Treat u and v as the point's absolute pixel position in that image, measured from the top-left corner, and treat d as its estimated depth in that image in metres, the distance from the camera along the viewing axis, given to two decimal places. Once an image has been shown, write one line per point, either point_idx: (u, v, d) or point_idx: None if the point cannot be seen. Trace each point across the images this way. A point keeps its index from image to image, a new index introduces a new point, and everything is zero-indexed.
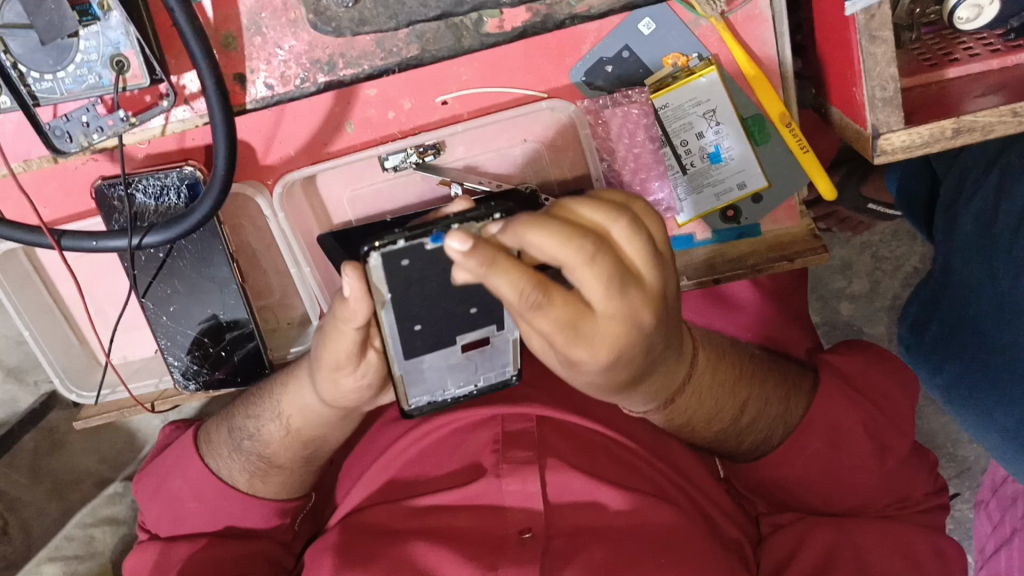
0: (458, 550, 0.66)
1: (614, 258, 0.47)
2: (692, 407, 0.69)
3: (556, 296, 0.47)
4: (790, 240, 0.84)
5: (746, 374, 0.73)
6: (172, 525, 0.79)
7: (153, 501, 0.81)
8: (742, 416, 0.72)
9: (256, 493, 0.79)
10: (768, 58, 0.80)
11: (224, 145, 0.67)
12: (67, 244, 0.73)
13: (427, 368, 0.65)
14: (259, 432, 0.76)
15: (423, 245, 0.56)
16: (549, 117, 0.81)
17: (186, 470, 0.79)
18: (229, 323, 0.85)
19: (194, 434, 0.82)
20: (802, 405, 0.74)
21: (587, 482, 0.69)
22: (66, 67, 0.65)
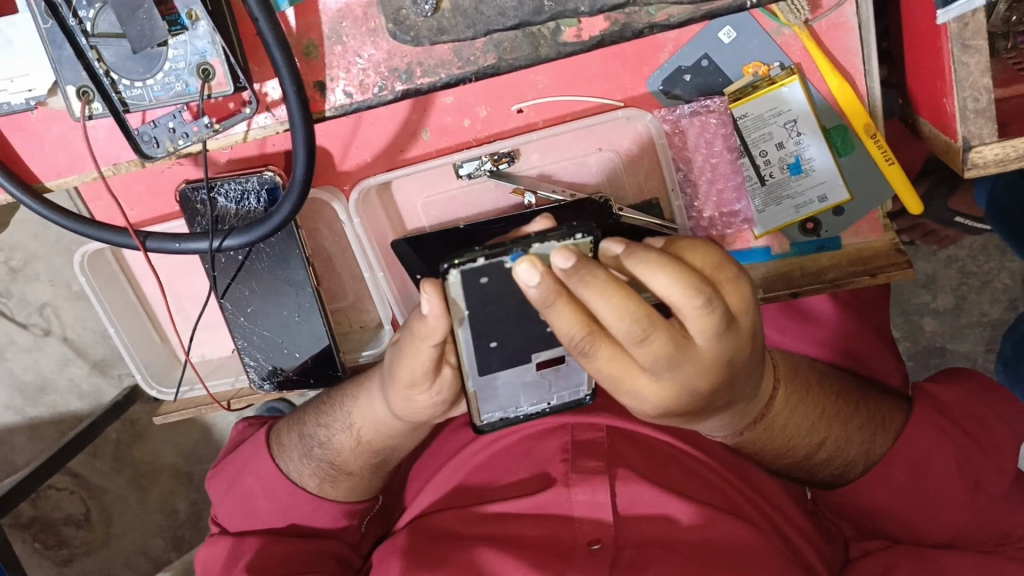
0: (527, 558, 0.66)
1: (669, 336, 0.49)
2: (767, 437, 0.68)
3: (603, 347, 0.51)
4: (872, 254, 0.81)
5: (831, 405, 0.71)
6: (243, 521, 0.80)
7: (225, 497, 0.82)
8: (822, 447, 0.71)
9: (326, 496, 0.80)
10: (853, 67, 0.77)
11: (304, 148, 0.68)
12: (152, 246, 0.75)
13: (501, 385, 0.66)
14: (330, 441, 0.77)
15: (503, 263, 0.55)
16: (625, 125, 0.80)
17: (258, 469, 0.81)
18: (304, 327, 0.86)
19: (267, 433, 0.84)
20: (888, 443, 0.71)
21: (658, 495, 0.68)
22: (155, 75, 0.67)
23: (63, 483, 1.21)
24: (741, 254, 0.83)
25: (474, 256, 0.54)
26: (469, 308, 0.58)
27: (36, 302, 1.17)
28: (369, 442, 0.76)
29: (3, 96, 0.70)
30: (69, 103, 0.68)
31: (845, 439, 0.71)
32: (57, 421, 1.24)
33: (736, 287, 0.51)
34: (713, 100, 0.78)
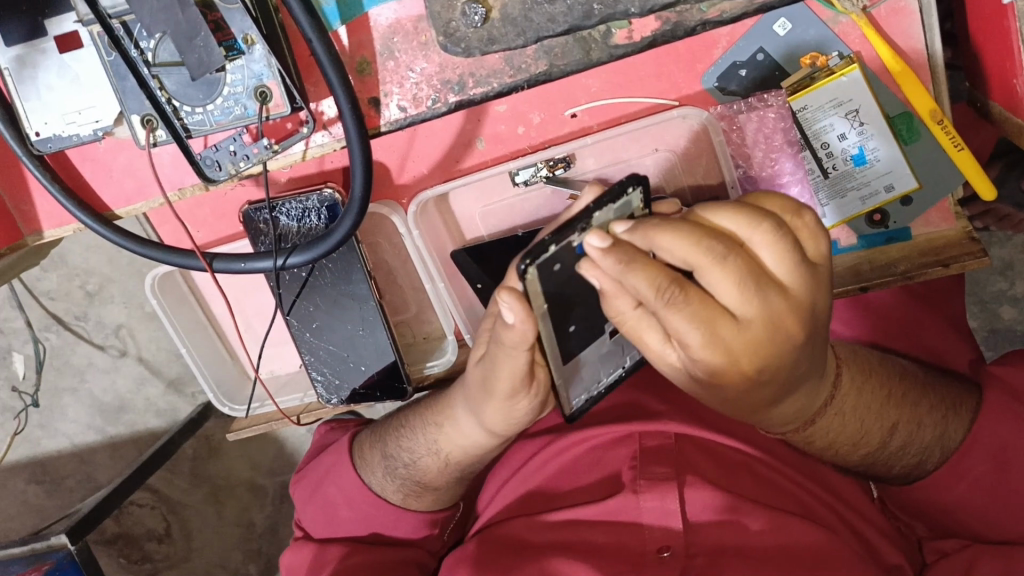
0: (597, 564, 0.65)
1: (748, 261, 0.47)
2: (835, 435, 0.65)
3: (693, 294, 0.47)
4: (944, 243, 0.79)
5: (897, 391, 0.68)
6: (326, 528, 0.82)
7: (309, 504, 0.84)
8: (895, 435, 0.67)
9: (409, 506, 0.80)
10: (916, 52, 0.75)
11: (361, 166, 0.68)
12: (219, 267, 0.77)
13: (584, 363, 0.68)
14: (415, 462, 0.77)
15: (570, 243, 0.55)
16: (680, 125, 0.79)
17: (340, 478, 0.82)
18: (369, 340, 0.87)
19: (351, 440, 0.86)
20: (963, 430, 0.68)
21: (725, 501, 0.66)
22: (215, 100, 0.68)
23: (143, 499, 1.24)
24: None
25: (547, 247, 0.54)
26: (548, 301, 0.59)
27: (112, 324, 1.21)
28: (453, 458, 0.76)
29: (72, 128, 0.73)
30: (134, 132, 0.70)
31: (917, 421, 0.68)
32: (136, 439, 1.27)
33: (810, 231, 0.50)
34: (772, 94, 0.76)
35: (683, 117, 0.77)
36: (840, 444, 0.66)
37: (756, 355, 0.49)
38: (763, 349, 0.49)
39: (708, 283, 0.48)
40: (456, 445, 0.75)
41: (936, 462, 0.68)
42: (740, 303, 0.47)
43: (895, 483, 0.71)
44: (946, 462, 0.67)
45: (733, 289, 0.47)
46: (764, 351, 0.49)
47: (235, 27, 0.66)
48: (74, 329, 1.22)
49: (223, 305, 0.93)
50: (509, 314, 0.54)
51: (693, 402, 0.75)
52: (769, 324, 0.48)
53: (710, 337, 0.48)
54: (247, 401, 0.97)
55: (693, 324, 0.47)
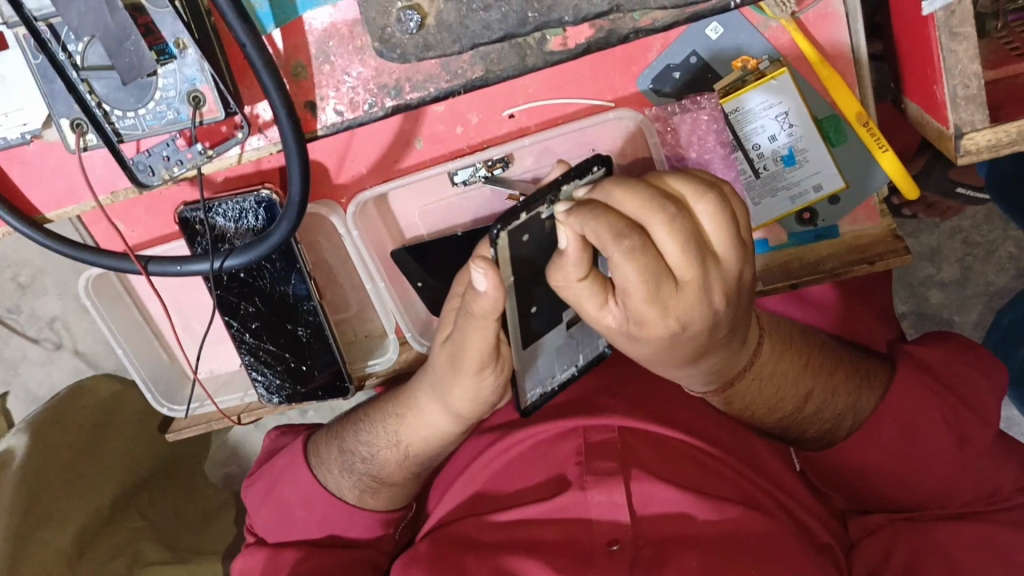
0: (548, 560, 0.66)
1: (693, 224, 0.49)
2: (763, 391, 0.69)
3: (645, 252, 0.47)
4: (870, 240, 0.82)
5: (818, 360, 0.72)
6: (280, 531, 0.82)
7: (262, 507, 0.83)
8: (815, 397, 0.71)
9: (364, 506, 0.81)
10: (841, 56, 0.77)
11: (299, 166, 0.68)
12: (153, 269, 0.76)
13: (542, 354, 0.71)
14: (373, 453, 0.78)
15: (539, 217, 0.58)
16: (616, 126, 0.79)
17: (296, 477, 0.82)
18: (309, 339, 0.87)
19: (304, 441, 0.85)
20: (875, 395, 0.71)
21: (674, 493, 0.68)
22: (146, 104, 0.67)
23: None
24: None
25: (518, 213, 0.56)
26: (514, 272, 0.61)
27: (46, 316, 1.18)
28: (410, 445, 0.77)
29: None
30: (63, 135, 0.69)
31: (839, 385, 0.71)
32: None
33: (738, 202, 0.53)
34: (704, 98, 0.77)
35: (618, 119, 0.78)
36: (767, 399, 0.70)
37: (685, 315, 0.51)
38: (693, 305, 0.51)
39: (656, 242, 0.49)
40: (419, 429, 0.75)
41: (852, 425, 0.71)
42: (683, 262, 0.48)
43: (810, 446, 0.74)
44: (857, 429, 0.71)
45: (658, 261, 0.48)
46: (693, 311, 0.51)
47: (166, 31, 0.64)
48: (6, 322, 1.19)
49: (160, 306, 0.92)
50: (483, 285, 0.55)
51: (633, 395, 0.76)
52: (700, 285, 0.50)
53: (650, 298, 0.49)
54: (186, 401, 0.96)
55: (642, 281, 0.48)
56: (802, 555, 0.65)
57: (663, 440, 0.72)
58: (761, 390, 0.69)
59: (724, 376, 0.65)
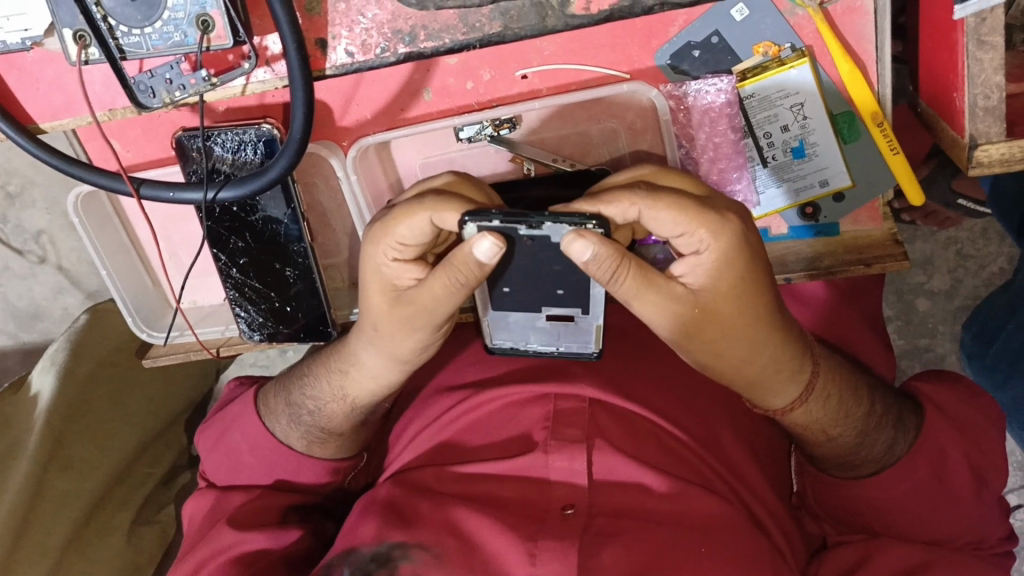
0: (499, 517, 0.66)
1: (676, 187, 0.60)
2: (831, 396, 0.70)
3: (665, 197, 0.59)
4: (869, 244, 0.81)
5: (855, 384, 0.71)
6: (229, 475, 0.82)
7: (214, 452, 0.84)
8: (872, 415, 0.71)
9: (313, 454, 0.81)
10: (866, 52, 0.75)
11: (302, 103, 0.67)
12: (145, 193, 0.75)
13: (512, 322, 0.74)
14: (319, 407, 0.78)
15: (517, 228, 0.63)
16: (630, 98, 0.79)
17: (245, 426, 0.82)
18: (295, 279, 0.86)
19: (255, 392, 0.85)
20: (915, 417, 0.73)
21: (631, 466, 0.68)
22: (153, 24, 0.66)
23: None
24: None
25: (492, 217, 0.61)
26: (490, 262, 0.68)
27: (32, 230, 1.17)
28: (354, 398, 0.77)
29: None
30: (65, 47, 0.67)
31: (879, 396, 0.73)
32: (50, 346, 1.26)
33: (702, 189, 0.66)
34: (721, 79, 0.76)
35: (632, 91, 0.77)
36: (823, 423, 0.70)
37: (742, 243, 0.60)
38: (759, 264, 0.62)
39: (659, 214, 0.59)
40: (360, 381, 0.75)
41: (908, 443, 0.72)
42: (661, 195, 0.59)
43: (865, 472, 0.72)
44: (912, 445, 0.72)
45: (679, 204, 0.59)
46: (744, 241, 0.60)
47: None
48: None
49: (148, 231, 0.90)
50: (488, 257, 0.59)
51: (609, 365, 0.75)
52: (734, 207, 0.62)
53: (692, 216, 0.59)
54: (166, 329, 0.95)
55: (676, 203, 0.59)
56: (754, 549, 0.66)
57: (636, 418, 0.72)
58: (810, 414, 0.70)
59: (755, 351, 0.65)
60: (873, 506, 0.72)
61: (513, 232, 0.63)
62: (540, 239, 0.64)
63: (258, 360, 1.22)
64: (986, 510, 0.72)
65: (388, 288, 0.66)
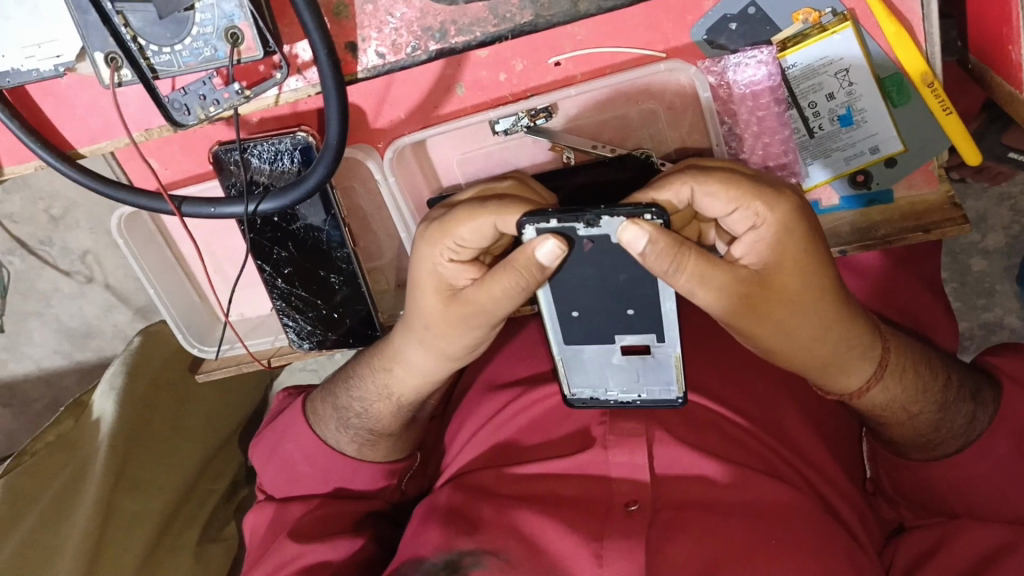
0: (561, 517, 0.66)
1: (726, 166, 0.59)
2: (897, 370, 0.67)
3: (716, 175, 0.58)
4: (926, 208, 0.78)
5: (922, 357, 0.70)
6: (286, 486, 0.82)
7: (269, 464, 0.83)
8: (944, 388, 0.69)
9: (365, 458, 0.80)
10: (911, 11, 0.73)
11: (338, 110, 0.66)
12: (187, 210, 0.75)
13: (586, 358, 0.69)
14: (369, 409, 0.77)
15: (575, 228, 0.61)
16: (667, 78, 0.77)
17: (298, 436, 0.82)
18: (341, 286, 0.85)
19: (303, 401, 0.84)
20: (993, 390, 0.70)
21: (693, 456, 0.66)
22: (183, 40, 0.66)
23: None
24: None
25: (549, 217, 0.60)
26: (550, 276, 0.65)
27: (78, 250, 1.18)
28: (400, 395, 0.76)
29: (31, 63, 0.69)
30: (97, 70, 0.67)
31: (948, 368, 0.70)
32: (104, 364, 1.27)
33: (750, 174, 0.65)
34: (762, 51, 0.73)
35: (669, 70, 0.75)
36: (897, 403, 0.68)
37: (799, 217, 0.58)
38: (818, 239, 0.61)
39: (711, 193, 0.58)
40: (408, 378, 0.74)
41: (989, 413, 0.69)
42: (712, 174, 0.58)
43: (946, 449, 0.69)
44: (993, 415, 0.68)
45: (727, 179, 0.58)
46: (801, 213, 0.59)
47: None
48: (39, 254, 1.19)
49: (191, 247, 0.90)
50: (549, 259, 0.59)
51: None
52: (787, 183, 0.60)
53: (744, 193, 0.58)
54: (217, 343, 0.95)
55: (727, 181, 0.58)
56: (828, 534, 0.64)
57: (695, 405, 0.70)
58: (883, 391, 0.67)
59: (826, 328, 0.62)
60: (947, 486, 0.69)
61: (572, 234, 0.61)
62: (600, 240, 0.62)
63: (307, 364, 1.22)
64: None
65: (441, 289, 0.65)
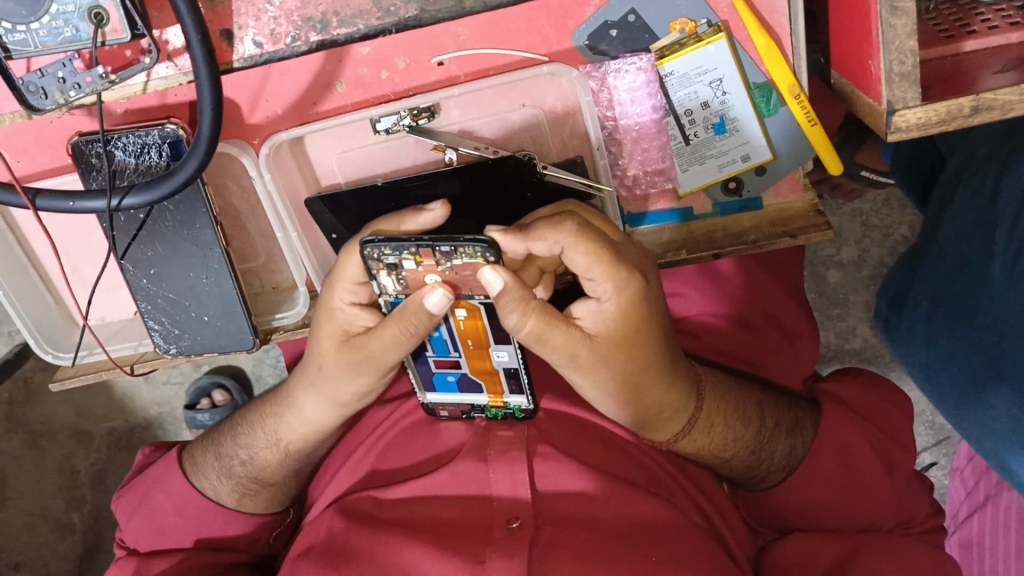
0: (445, 540, 0.67)
1: (593, 242, 0.59)
2: (720, 420, 0.73)
3: (586, 244, 0.58)
4: (793, 214, 0.83)
5: (733, 401, 0.75)
6: (153, 539, 0.81)
7: (136, 515, 0.82)
8: (765, 428, 0.76)
9: (243, 509, 0.81)
10: (780, 26, 0.75)
11: (209, 101, 0.64)
12: (42, 204, 0.70)
13: (440, 374, 0.73)
14: (252, 459, 0.78)
15: (437, 248, 0.60)
16: (550, 81, 0.77)
17: (170, 486, 0.81)
18: (212, 288, 0.81)
19: (179, 452, 0.84)
20: (812, 420, 0.80)
21: (574, 473, 0.70)
22: (40, 18, 0.61)
23: None
24: (655, 215, 0.84)
25: (437, 245, 0.60)
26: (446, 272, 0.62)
27: None
28: (287, 436, 0.77)
29: None
30: None
31: (771, 409, 0.77)
32: None
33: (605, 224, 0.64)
34: (641, 57, 0.75)
35: (552, 73, 0.75)
36: (725, 460, 0.75)
37: (644, 297, 0.62)
38: (653, 308, 0.64)
39: (573, 258, 0.59)
40: (299, 425, 0.75)
41: (805, 444, 0.78)
42: (607, 246, 0.59)
43: (771, 483, 0.78)
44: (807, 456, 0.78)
45: (596, 252, 0.59)
46: (645, 298, 0.62)
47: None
48: None
49: (47, 246, 0.84)
50: (437, 308, 0.61)
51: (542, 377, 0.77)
52: (637, 259, 0.63)
53: (610, 264, 0.59)
54: (74, 349, 0.89)
55: (593, 256, 0.59)
56: (702, 544, 0.68)
57: (576, 421, 0.75)
58: (697, 442, 0.73)
59: (674, 405, 0.69)
60: (799, 510, 0.78)
61: (436, 247, 0.60)
62: (397, 271, 0.62)
63: (171, 377, 1.27)
64: (899, 488, 0.78)
65: (336, 333, 0.67)
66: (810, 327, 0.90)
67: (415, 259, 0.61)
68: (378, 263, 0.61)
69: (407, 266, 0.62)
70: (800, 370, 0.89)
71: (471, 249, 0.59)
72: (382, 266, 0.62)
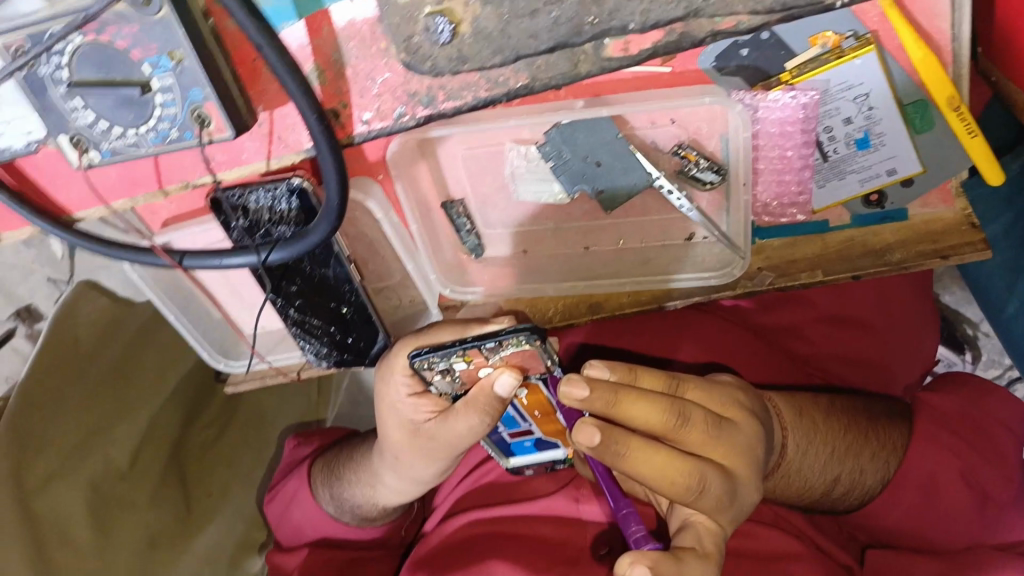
0: None
1: (718, 475, 0.57)
2: (795, 470, 0.71)
3: (711, 477, 0.57)
4: (942, 227, 0.76)
5: (816, 433, 0.73)
6: (297, 540, 0.90)
7: (282, 525, 0.91)
8: (842, 454, 0.73)
9: (365, 525, 0.86)
10: (940, 32, 0.65)
11: (334, 170, 0.57)
12: (190, 264, 0.66)
13: (515, 438, 0.74)
14: (361, 488, 0.82)
15: (484, 345, 0.58)
16: (698, 110, 0.70)
17: (304, 504, 0.88)
18: (351, 312, 0.81)
19: (309, 466, 0.91)
20: (902, 434, 0.76)
21: None
22: (147, 123, 0.57)
23: None
24: (796, 228, 0.78)
25: (473, 346, 0.58)
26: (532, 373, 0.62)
27: None
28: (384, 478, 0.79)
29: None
30: (64, 153, 0.59)
31: (847, 435, 0.74)
32: None
33: (699, 390, 0.62)
34: (805, 94, 0.67)
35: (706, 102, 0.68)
36: (807, 488, 0.73)
37: (757, 440, 0.61)
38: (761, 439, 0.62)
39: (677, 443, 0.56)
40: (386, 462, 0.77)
41: (899, 463, 0.74)
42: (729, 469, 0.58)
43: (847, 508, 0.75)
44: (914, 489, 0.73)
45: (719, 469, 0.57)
46: (756, 448, 0.61)
47: (155, 41, 0.53)
48: None
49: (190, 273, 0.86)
50: (505, 391, 0.60)
51: None
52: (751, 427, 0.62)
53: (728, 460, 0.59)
54: (246, 356, 0.93)
55: (722, 474, 0.57)
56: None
57: None
58: (777, 486, 0.71)
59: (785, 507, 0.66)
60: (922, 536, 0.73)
61: (479, 346, 0.58)
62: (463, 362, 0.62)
63: None
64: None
65: (405, 423, 0.70)
66: (931, 322, 0.88)
67: (471, 355, 0.60)
68: (431, 368, 0.63)
69: (460, 365, 0.62)
70: (917, 367, 0.87)
71: (515, 340, 0.57)
72: (437, 367, 0.63)
